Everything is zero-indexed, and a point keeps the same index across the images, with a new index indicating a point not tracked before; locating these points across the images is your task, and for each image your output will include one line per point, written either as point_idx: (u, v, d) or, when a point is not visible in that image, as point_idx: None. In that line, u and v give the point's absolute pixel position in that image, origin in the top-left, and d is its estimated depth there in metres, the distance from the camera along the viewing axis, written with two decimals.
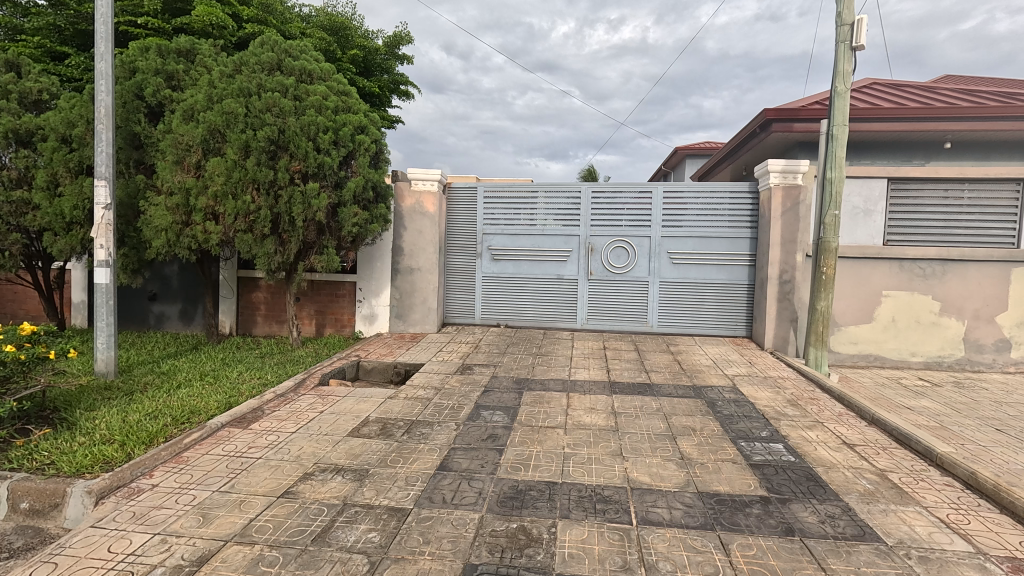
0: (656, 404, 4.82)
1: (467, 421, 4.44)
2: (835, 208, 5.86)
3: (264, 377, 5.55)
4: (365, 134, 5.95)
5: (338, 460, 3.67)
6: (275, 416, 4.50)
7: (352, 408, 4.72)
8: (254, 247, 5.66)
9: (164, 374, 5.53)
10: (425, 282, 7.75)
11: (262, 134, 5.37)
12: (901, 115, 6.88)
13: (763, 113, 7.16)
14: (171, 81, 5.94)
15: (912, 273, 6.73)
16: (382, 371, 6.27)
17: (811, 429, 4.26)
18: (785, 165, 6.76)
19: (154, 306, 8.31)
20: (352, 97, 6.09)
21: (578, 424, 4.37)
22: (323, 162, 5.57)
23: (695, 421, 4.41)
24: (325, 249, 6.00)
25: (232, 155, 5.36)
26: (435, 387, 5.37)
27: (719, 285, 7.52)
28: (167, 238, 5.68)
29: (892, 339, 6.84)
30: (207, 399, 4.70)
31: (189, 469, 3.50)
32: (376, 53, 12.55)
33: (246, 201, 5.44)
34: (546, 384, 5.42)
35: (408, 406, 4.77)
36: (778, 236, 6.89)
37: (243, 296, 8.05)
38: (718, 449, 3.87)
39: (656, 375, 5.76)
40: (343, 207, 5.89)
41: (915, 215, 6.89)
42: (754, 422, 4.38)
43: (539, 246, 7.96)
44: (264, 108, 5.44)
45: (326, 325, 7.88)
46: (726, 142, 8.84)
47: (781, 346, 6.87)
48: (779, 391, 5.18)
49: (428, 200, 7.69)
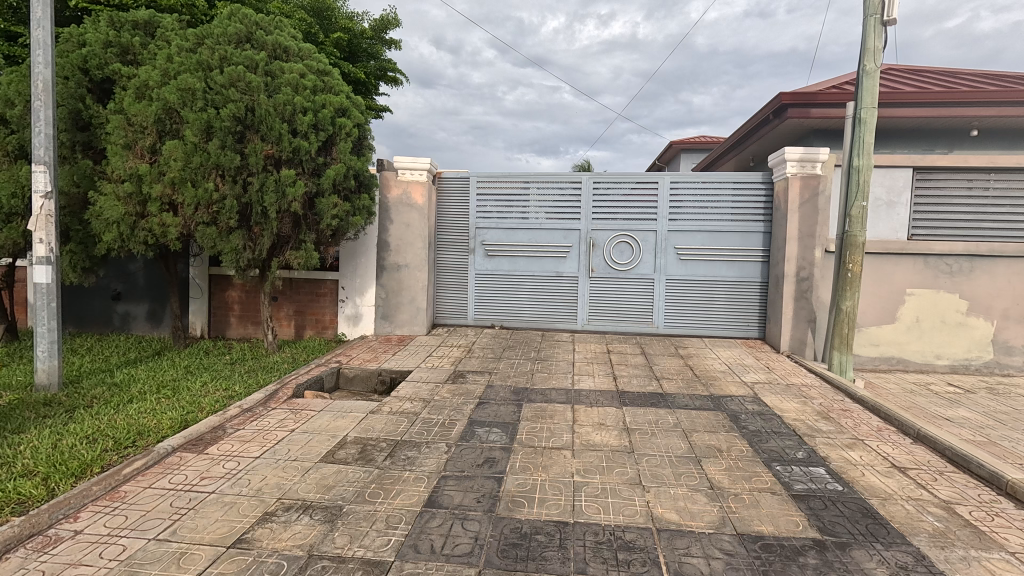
0: (672, 419, 4.28)
1: (460, 440, 3.87)
2: (862, 198, 5.34)
3: (231, 389, 4.93)
4: (346, 117, 5.34)
5: (306, 495, 3.09)
6: (238, 436, 3.89)
7: (328, 425, 4.12)
8: (219, 241, 5.03)
9: (116, 385, 4.89)
10: (413, 280, 7.16)
11: (225, 112, 4.73)
12: (927, 99, 6.38)
13: (777, 97, 6.63)
14: (126, 55, 5.33)
15: (937, 270, 6.26)
16: (365, 380, 5.66)
17: (851, 448, 3.75)
18: (803, 152, 6.25)
19: (118, 306, 7.65)
20: (332, 77, 5.46)
21: (588, 444, 3.81)
22: (299, 146, 4.95)
23: (719, 439, 3.88)
24: (302, 244, 5.38)
25: (191, 137, 4.73)
26: (424, 398, 4.79)
27: (729, 283, 7.01)
28: (119, 232, 5.02)
29: (916, 341, 6.37)
30: (160, 418, 4.09)
31: (123, 510, 2.90)
32: (362, 37, 11.86)
33: (208, 189, 4.79)
34: (548, 395, 4.86)
35: (392, 423, 4.18)
36: (795, 230, 6.37)
37: (215, 296, 7.41)
38: (751, 476, 3.32)
39: (667, 383, 5.22)
40: (321, 197, 5.27)
41: (939, 207, 6.41)
42: (787, 441, 3.85)
43: (536, 241, 7.39)
44: (228, 83, 4.79)
45: (305, 327, 7.27)
46: (735, 131, 8.32)
47: (798, 348, 6.37)
48: (806, 402, 4.67)
49: (416, 190, 7.08)
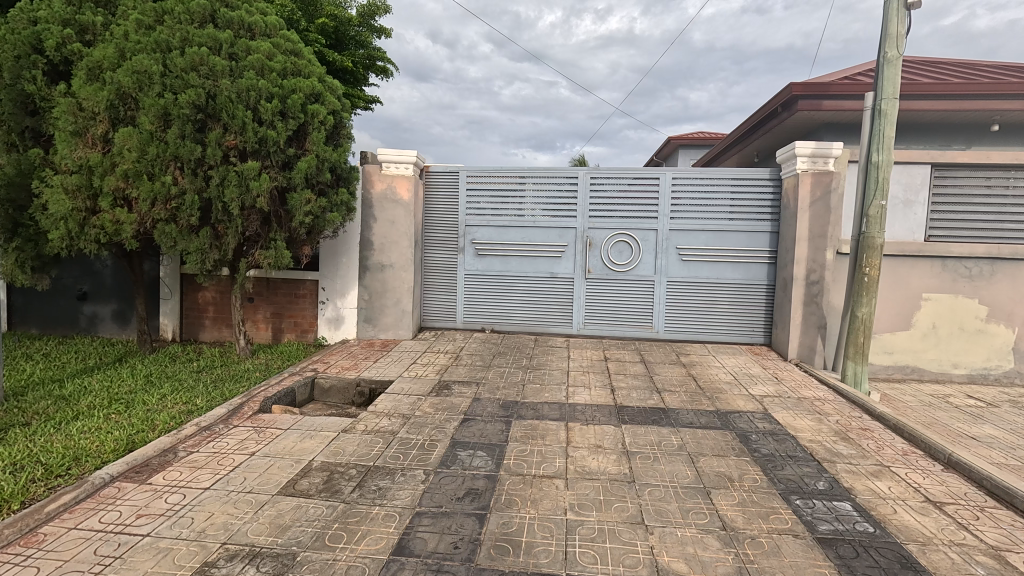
0: (677, 440, 3.87)
1: (440, 467, 3.45)
2: (881, 197, 4.94)
3: (192, 402, 4.48)
4: (320, 103, 4.89)
5: (255, 540, 2.65)
6: (189, 462, 3.45)
7: (293, 448, 3.69)
8: (180, 240, 4.55)
9: (64, 399, 4.42)
10: (398, 281, 6.72)
11: (185, 98, 4.25)
12: (947, 91, 5.96)
13: (788, 88, 6.19)
14: (84, 35, 4.80)
15: (956, 273, 5.87)
16: (342, 391, 5.22)
17: (877, 477, 3.36)
18: (815, 147, 5.83)
19: (85, 307, 7.18)
20: (304, 59, 4.99)
21: (583, 472, 3.40)
22: (266, 135, 4.49)
23: (729, 466, 3.48)
24: (272, 242, 4.93)
25: (147, 125, 4.25)
26: (403, 414, 4.36)
27: (734, 286, 6.61)
28: (67, 229, 4.52)
29: (931, 349, 6.00)
30: (103, 439, 3.64)
31: (36, 560, 2.46)
32: (349, 24, 11.31)
33: (165, 182, 4.31)
34: (539, 410, 4.45)
35: (365, 445, 3.75)
36: (805, 230, 5.96)
37: (187, 297, 6.94)
38: (769, 514, 2.92)
39: (670, 396, 4.81)
40: (293, 192, 4.82)
41: (958, 207, 6.01)
42: (806, 468, 3.45)
43: (529, 240, 6.96)
44: (188, 66, 4.32)
45: (283, 329, 6.83)
46: (740, 124, 7.89)
47: (807, 356, 5.98)
48: (821, 420, 4.27)
49: (402, 185, 6.63)
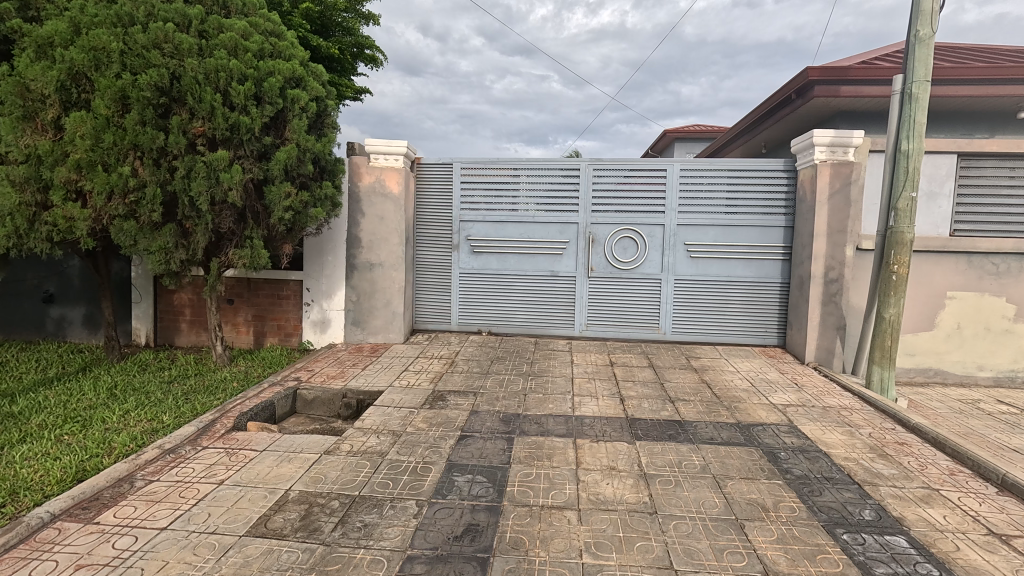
0: (698, 460, 3.48)
1: (435, 497, 3.03)
2: (912, 189, 4.55)
3: (158, 420, 4.03)
4: (301, 88, 4.43)
5: None
6: (146, 494, 3.01)
7: (268, 474, 3.26)
8: (142, 237, 4.07)
9: (13, 418, 3.95)
10: (389, 281, 6.28)
11: (145, 79, 3.76)
12: (974, 75, 5.58)
13: (803, 73, 5.79)
14: (28, 11, 4.30)
15: (982, 270, 5.52)
16: (327, 403, 4.77)
17: (927, 503, 2.98)
18: (834, 136, 5.44)
19: (52, 310, 6.67)
20: (284, 40, 4.52)
21: (597, 501, 2.99)
22: (238, 121, 4.02)
23: (760, 492, 3.08)
24: (247, 241, 4.48)
25: (102, 109, 3.75)
26: (393, 431, 3.93)
27: (745, 285, 6.23)
28: (13, 226, 4.02)
29: (955, 350, 5.67)
30: (47, 468, 3.19)
31: None
32: (335, 10, 10.77)
33: (123, 173, 3.82)
34: (544, 424, 4.04)
35: (350, 470, 3.33)
36: (823, 224, 5.58)
37: (162, 298, 6.46)
38: (816, 553, 2.53)
39: (684, 407, 4.42)
40: (270, 184, 4.36)
41: (984, 199, 5.64)
42: (847, 494, 3.06)
43: (528, 236, 6.54)
44: (149, 43, 3.82)
45: (266, 333, 6.37)
46: (748, 113, 7.49)
47: (825, 359, 5.62)
48: (853, 433, 3.90)
49: (391, 178, 6.17)
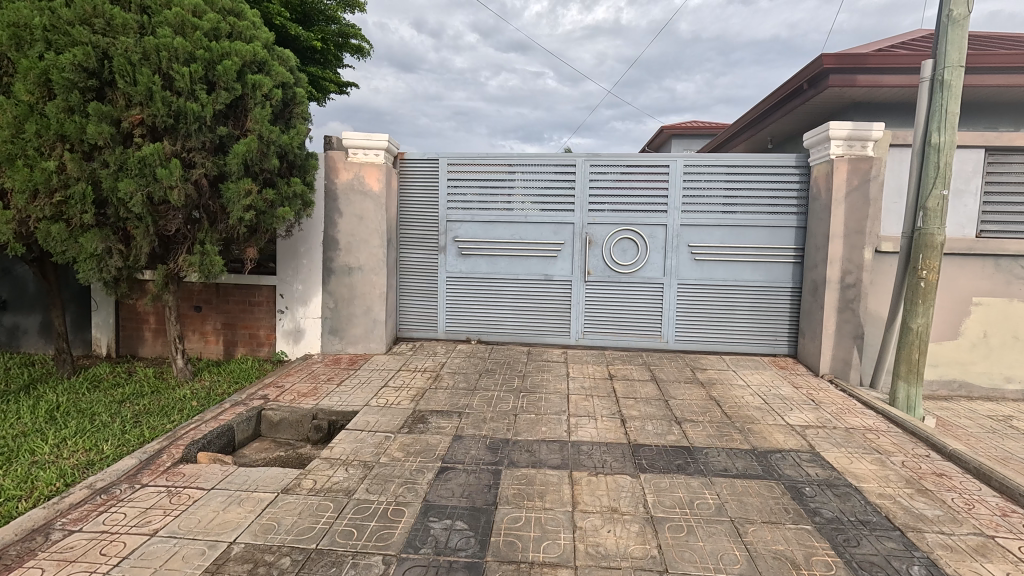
0: (712, 499, 3.02)
1: (405, 551, 2.56)
2: (943, 186, 4.10)
3: (96, 449, 3.54)
4: (264, 73, 3.93)
5: None
6: (60, 551, 2.52)
7: (211, 521, 2.77)
8: (71, 243, 3.59)
9: None
10: (369, 286, 5.79)
11: (68, 58, 3.26)
12: (1008, 62, 5.11)
13: (818, 60, 5.32)
14: None
15: (1012, 274, 5.10)
16: (295, 426, 4.28)
17: (984, 556, 2.54)
18: (852, 129, 4.99)
19: (5, 317, 6.15)
20: (245, 19, 4.00)
21: (597, 556, 2.53)
22: (184, 108, 3.54)
23: (788, 542, 2.63)
24: (200, 245, 3.99)
25: (24, 95, 3.29)
26: (365, 462, 3.45)
27: (754, 290, 5.78)
28: None
29: (980, 361, 5.25)
30: None
31: None
32: None
33: (46, 167, 3.32)
34: (536, 453, 3.58)
35: (309, 515, 2.84)
36: (840, 225, 5.14)
37: (123, 306, 5.96)
38: None
39: (692, 430, 3.96)
40: (227, 181, 3.88)
41: (1014, 197, 5.20)
42: (889, 545, 2.61)
43: (519, 238, 6.07)
44: (76, 19, 3.33)
45: (236, 343, 5.88)
46: (756, 106, 7.02)
47: (841, 371, 5.18)
48: (885, 462, 3.46)
49: (371, 174, 5.68)
